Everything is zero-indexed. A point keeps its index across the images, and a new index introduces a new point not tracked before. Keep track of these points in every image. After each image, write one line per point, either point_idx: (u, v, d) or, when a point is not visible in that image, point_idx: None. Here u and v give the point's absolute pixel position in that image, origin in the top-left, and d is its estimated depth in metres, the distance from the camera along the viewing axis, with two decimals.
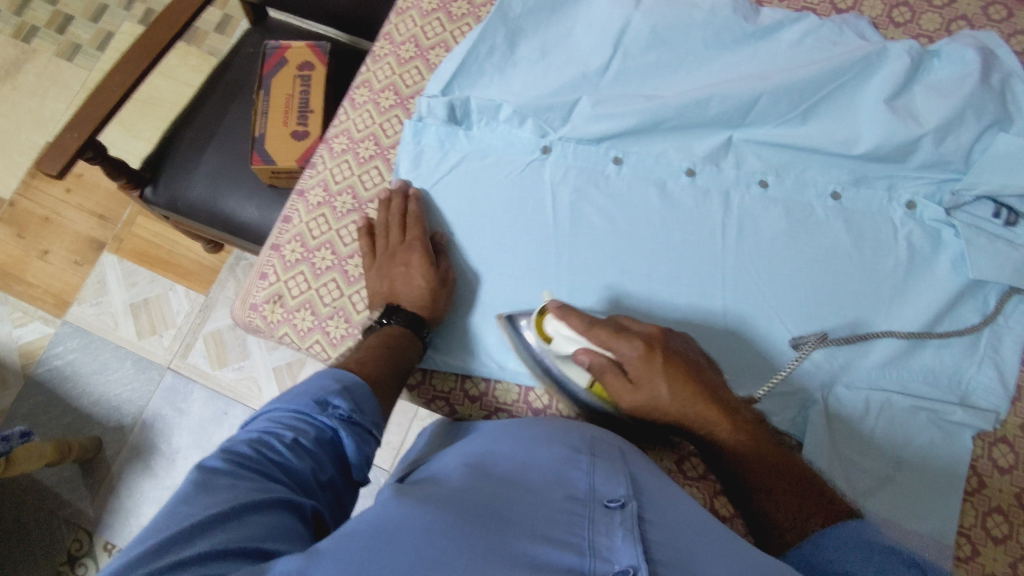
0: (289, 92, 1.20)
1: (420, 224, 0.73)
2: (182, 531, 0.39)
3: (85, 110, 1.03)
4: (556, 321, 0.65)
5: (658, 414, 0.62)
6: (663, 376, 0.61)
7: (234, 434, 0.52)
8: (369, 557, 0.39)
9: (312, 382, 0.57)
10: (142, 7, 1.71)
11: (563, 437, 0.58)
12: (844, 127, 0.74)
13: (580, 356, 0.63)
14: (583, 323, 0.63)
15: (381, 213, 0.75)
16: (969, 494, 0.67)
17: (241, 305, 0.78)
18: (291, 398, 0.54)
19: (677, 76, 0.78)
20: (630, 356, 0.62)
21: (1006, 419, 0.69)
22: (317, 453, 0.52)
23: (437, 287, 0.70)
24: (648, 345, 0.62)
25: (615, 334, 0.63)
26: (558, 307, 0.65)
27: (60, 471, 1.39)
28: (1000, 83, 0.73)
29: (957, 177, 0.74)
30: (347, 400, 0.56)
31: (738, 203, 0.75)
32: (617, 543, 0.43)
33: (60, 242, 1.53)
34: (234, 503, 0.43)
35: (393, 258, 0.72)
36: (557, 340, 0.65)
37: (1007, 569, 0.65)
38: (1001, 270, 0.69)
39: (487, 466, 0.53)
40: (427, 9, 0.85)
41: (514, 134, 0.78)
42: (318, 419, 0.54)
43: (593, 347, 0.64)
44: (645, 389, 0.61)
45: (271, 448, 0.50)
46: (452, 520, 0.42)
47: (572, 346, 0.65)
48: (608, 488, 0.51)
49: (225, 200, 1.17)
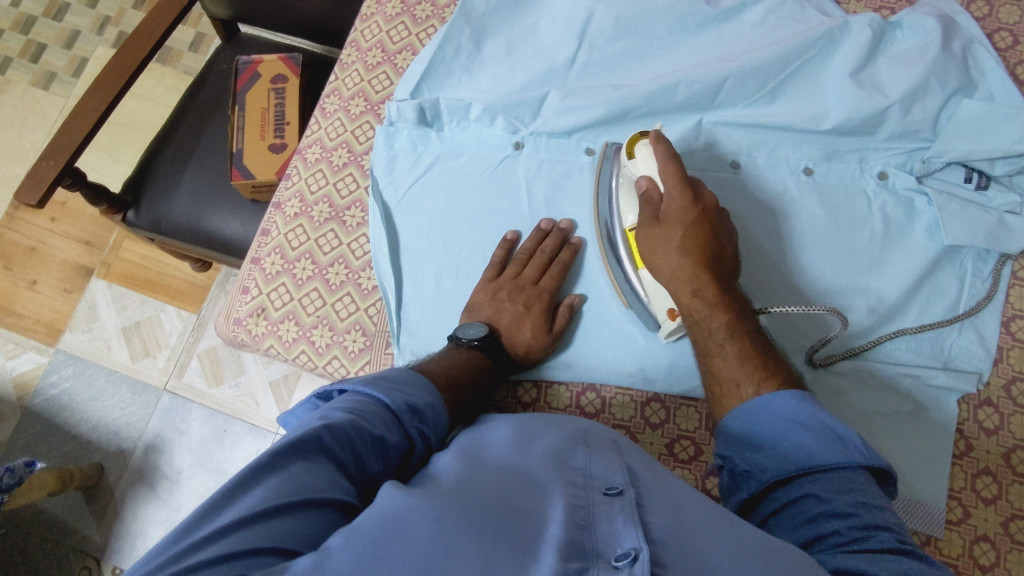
0: (264, 106, 1.21)
1: (560, 281, 0.71)
2: (206, 533, 0.40)
3: (62, 137, 1.03)
4: (647, 147, 0.68)
5: (663, 263, 0.64)
6: (684, 229, 0.63)
7: (326, 410, 0.53)
8: (382, 546, 0.40)
9: (411, 384, 0.59)
10: (114, 30, 1.71)
11: (559, 430, 0.59)
12: (812, 103, 0.75)
13: (640, 181, 0.68)
14: (662, 153, 0.65)
15: (550, 243, 0.72)
16: (957, 458, 0.68)
17: (226, 320, 0.78)
18: (388, 392, 0.56)
19: (644, 64, 0.78)
20: (674, 193, 0.64)
21: (989, 380, 0.70)
22: (389, 457, 0.54)
23: (544, 346, 0.69)
24: (697, 201, 0.64)
25: (682, 175, 0.65)
26: (656, 135, 0.67)
27: (63, 500, 1.39)
28: (962, 50, 0.74)
29: (926, 145, 0.74)
30: (431, 417, 0.58)
31: (713, 185, 0.75)
32: (619, 528, 0.44)
33: (48, 270, 1.53)
34: (267, 501, 0.43)
35: (509, 296, 0.70)
36: (637, 160, 0.69)
37: (1000, 530, 0.65)
38: (974, 234, 0.69)
39: (489, 462, 0.53)
40: (392, 14, 0.86)
41: (485, 132, 0.78)
42: (400, 424, 0.56)
43: (655, 177, 0.67)
44: (666, 229, 0.64)
45: (360, 437, 0.51)
46: (459, 510, 0.44)
47: (642, 170, 0.68)
48: (605, 479, 0.50)
49: (208, 218, 1.17)
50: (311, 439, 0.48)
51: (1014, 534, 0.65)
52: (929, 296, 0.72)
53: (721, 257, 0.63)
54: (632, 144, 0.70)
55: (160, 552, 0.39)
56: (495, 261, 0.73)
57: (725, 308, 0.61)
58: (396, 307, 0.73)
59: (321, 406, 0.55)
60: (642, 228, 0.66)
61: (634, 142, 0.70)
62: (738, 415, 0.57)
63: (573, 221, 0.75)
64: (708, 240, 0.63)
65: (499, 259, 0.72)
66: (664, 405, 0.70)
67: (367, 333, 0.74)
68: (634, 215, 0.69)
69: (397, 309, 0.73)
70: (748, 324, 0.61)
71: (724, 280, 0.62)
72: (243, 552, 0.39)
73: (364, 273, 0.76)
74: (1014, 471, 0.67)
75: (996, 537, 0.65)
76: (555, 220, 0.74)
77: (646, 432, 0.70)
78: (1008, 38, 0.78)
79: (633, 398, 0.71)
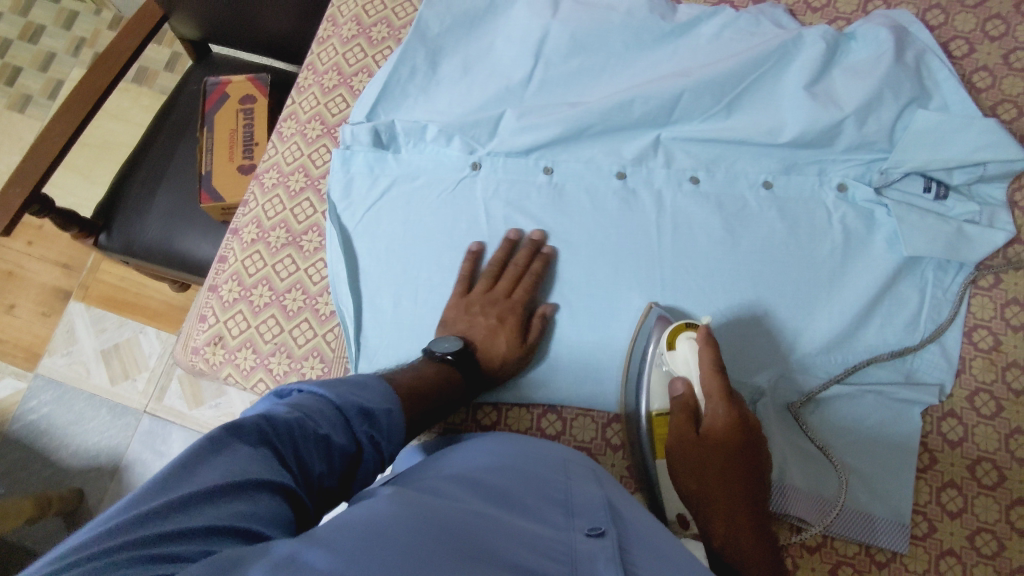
0: (232, 126, 1.23)
1: (533, 292, 0.71)
2: (165, 502, 0.39)
3: (27, 164, 1.02)
4: (692, 344, 0.64)
5: (699, 486, 0.62)
6: (724, 455, 0.61)
7: (272, 406, 0.52)
8: (361, 548, 0.37)
9: (366, 388, 0.58)
10: (89, 52, 1.71)
11: (542, 463, 0.57)
12: (769, 116, 0.74)
13: (677, 383, 0.66)
14: (709, 364, 0.62)
15: (522, 255, 0.72)
16: (921, 472, 0.67)
17: (185, 349, 0.78)
18: (341, 392, 0.56)
19: (601, 81, 0.78)
20: (717, 410, 0.62)
21: (952, 392, 0.70)
22: (333, 459, 0.52)
23: (518, 359, 0.69)
24: (742, 423, 0.62)
25: (726, 391, 0.62)
26: (704, 334, 0.64)
27: (44, 526, 1.38)
28: (915, 60, 0.74)
29: (883, 156, 0.74)
30: (385, 422, 0.57)
31: (671, 201, 0.74)
32: (599, 567, 0.43)
33: (26, 295, 1.53)
34: (233, 479, 0.42)
35: (482, 309, 0.70)
36: (677, 354, 0.65)
37: (966, 544, 0.65)
38: (933, 244, 0.69)
39: (470, 481, 0.52)
40: (348, 36, 0.86)
41: (442, 154, 0.78)
42: (350, 427, 0.54)
43: (695, 382, 0.65)
44: (707, 449, 0.62)
45: (302, 434, 0.50)
46: (438, 526, 0.41)
47: (683, 368, 0.65)
48: (588, 516, 0.49)
49: (179, 240, 1.16)
50: (250, 426, 0.47)
51: (981, 548, 0.64)
52: (891, 308, 0.71)
53: (759, 486, 0.61)
54: (674, 331, 0.66)
55: (111, 517, 0.37)
56: (463, 275, 0.72)
57: (757, 540, 0.59)
58: (354, 333, 0.72)
59: (268, 403, 0.54)
60: (681, 448, 0.63)
61: (677, 330, 0.66)
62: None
63: (542, 232, 0.74)
64: (746, 465, 0.61)
65: (469, 273, 0.72)
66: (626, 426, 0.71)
67: (325, 359, 0.74)
68: (663, 401, 0.67)
69: (356, 335, 0.73)
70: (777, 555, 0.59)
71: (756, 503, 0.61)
72: (207, 527, 0.38)
73: (322, 298, 0.76)
74: (979, 483, 0.66)
75: (962, 551, 0.64)
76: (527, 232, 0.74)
77: (607, 454, 0.70)
78: (964, 46, 0.78)
79: (594, 420, 0.71)
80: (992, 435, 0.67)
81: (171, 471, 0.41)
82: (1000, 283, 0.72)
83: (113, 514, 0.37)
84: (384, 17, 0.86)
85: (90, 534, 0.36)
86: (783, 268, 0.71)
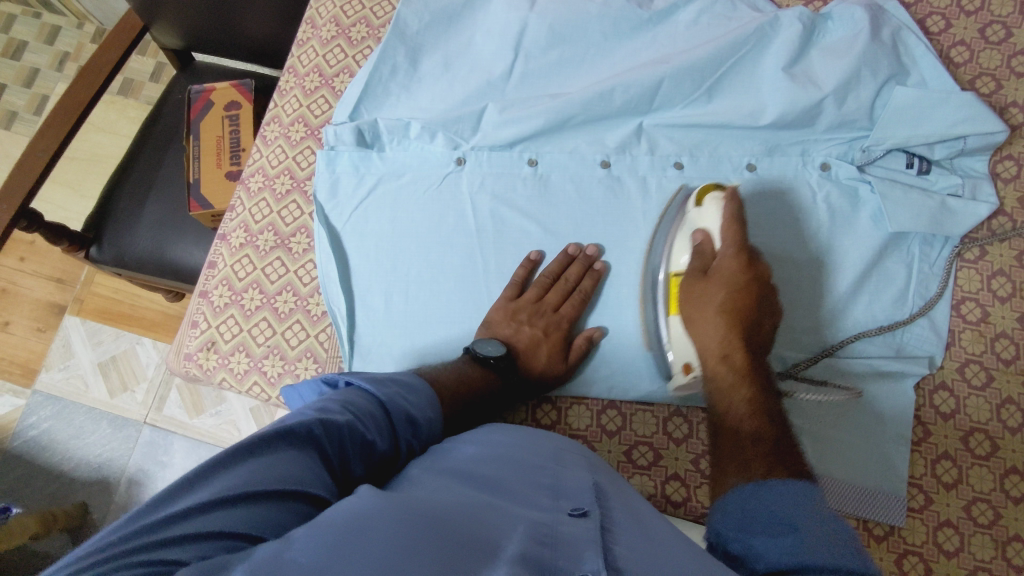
0: (219, 133, 1.23)
1: (580, 310, 0.71)
2: (163, 517, 0.38)
3: (14, 179, 1.02)
4: (718, 200, 0.68)
5: (705, 325, 0.66)
6: (728, 291, 0.65)
7: (326, 402, 0.53)
8: (343, 545, 0.38)
9: (414, 392, 0.60)
10: (73, 66, 1.71)
11: (535, 450, 0.57)
12: (749, 99, 0.74)
13: (698, 234, 0.69)
14: (729, 210, 0.66)
15: (576, 270, 0.71)
16: (915, 445, 0.68)
17: (177, 356, 0.78)
18: (390, 396, 0.57)
19: (581, 71, 0.78)
20: (728, 253, 0.66)
21: (942, 364, 0.70)
22: (372, 461, 0.53)
23: (559, 372, 0.69)
24: (751, 267, 0.65)
25: (741, 239, 0.66)
26: (731, 191, 0.67)
27: (51, 541, 1.38)
28: (891, 38, 0.74)
29: (865, 134, 0.74)
30: (425, 429, 0.58)
31: (656, 187, 0.75)
32: (584, 549, 0.42)
33: (21, 311, 1.53)
34: (257, 483, 0.42)
35: (528, 318, 0.70)
36: (704, 210, 0.69)
37: (962, 514, 0.65)
38: (917, 219, 0.69)
39: (460, 472, 0.52)
40: (327, 37, 0.86)
41: (427, 150, 0.78)
42: (394, 431, 0.55)
43: (713, 235, 0.68)
44: (713, 287, 0.66)
45: (351, 438, 0.51)
46: (423, 517, 0.42)
47: (705, 221, 0.69)
48: (573, 498, 0.50)
49: (171, 249, 1.16)
50: (302, 429, 0.47)
51: (976, 518, 0.65)
52: (879, 284, 0.71)
53: (757, 324, 0.64)
54: (703, 192, 0.70)
55: (112, 533, 0.37)
56: (516, 281, 0.72)
57: (748, 376, 0.61)
58: (347, 333, 0.73)
59: (321, 396, 0.55)
60: (694, 293, 0.67)
61: (706, 191, 0.70)
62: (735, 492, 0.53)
63: (577, 242, 0.73)
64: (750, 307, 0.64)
65: (520, 282, 0.72)
66: (620, 412, 0.71)
67: (319, 359, 0.74)
68: (687, 256, 0.70)
69: (350, 335, 0.73)
70: (770, 398, 0.61)
71: (754, 350, 0.64)
72: (210, 533, 0.38)
73: (313, 299, 0.76)
74: (973, 453, 0.67)
75: (959, 521, 0.65)
76: (583, 246, 0.73)
77: (604, 441, 0.71)
78: (940, 22, 0.78)
79: (588, 407, 0.72)
80: (983, 406, 0.68)
81: (172, 485, 0.40)
82: (986, 255, 0.72)
83: (111, 532, 0.37)
84: (363, 17, 0.86)
85: (110, 536, 0.37)
86: (770, 245, 0.72)
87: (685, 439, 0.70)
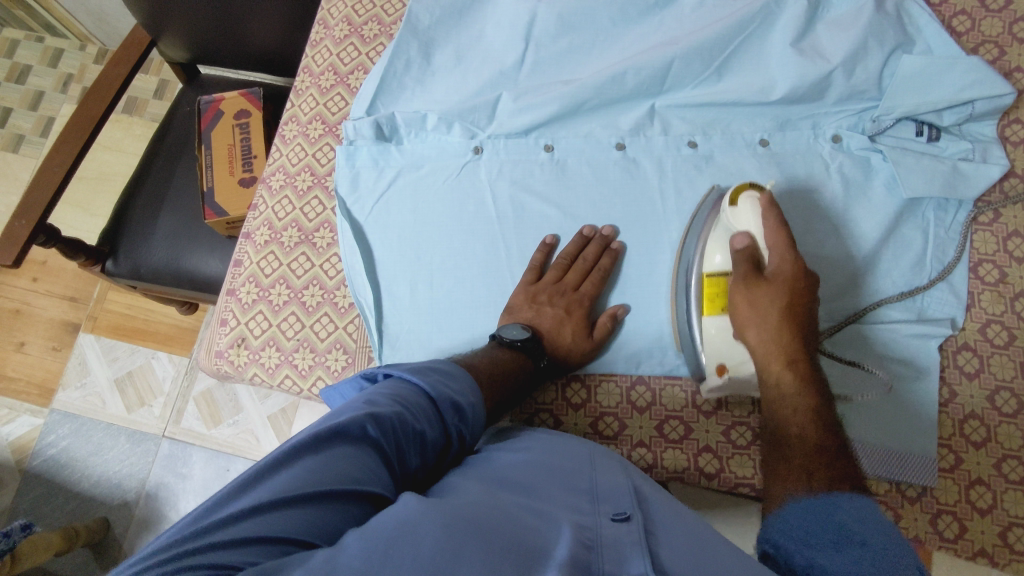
0: (229, 141, 1.24)
1: (600, 288, 0.71)
2: (221, 517, 0.40)
3: (30, 197, 1.02)
4: (754, 203, 0.65)
5: (759, 326, 0.63)
6: (788, 292, 0.62)
7: (375, 396, 0.53)
8: (392, 550, 0.38)
9: (455, 377, 0.59)
10: (78, 87, 1.72)
11: (573, 454, 0.57)
12: (759, 75, 0.76)
13: (739, 238, 0.65)
14: (775, 220, 0.64)
15: (592, 250, 0.72)
16: (942, 407, 0.69)
17: (208, 355, 0.79)
18: (435, 384, 0.57)
19: (592, 57, 0.80)
20: (783, 257, 0.63)
21: (964, 325, 0.71)
22: (426, 452, 0.54)
23: (585, 350, 0.70)
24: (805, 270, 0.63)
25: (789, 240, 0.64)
26: (767, 198, 0.65)
27: (73, 558, 1.38)
28: (895, 8, 0.75)
29: (875, 104, 0.75)
30: (471, 416, 0.58)
31: (671, 165, 0.76)
32: (626, 551, 0.43)
33: (36, 331, 1.54)
34: (309, 484, 0.43)
35: (549, 299, 0.71)
36: (740, 212, 0.66)
37: (993, 471, 0.66)
38: (931, 184, 0.70)
39: (500, 477, 0.52)
40: (340, 37, 0.88)
41: (444, 141, 0.80)
42: (442, 420, 0.56)
43: (757, 238, 0.65)
44: (769, 291, 0.63)
45: (404, 430, 0.51)
46: (466, 518, 0.42)
47: (745, 224, 0.66)
48: (613, 502, 0.49)
49: (186, 258, 1.17)
50: (356, 427, 0.48)
51: (1008, 474, 0.66)
52: (897, 250, 0.72)
53: (810, 324, 0.63)
54: (736, 191, 0.67)
55: (174, 533, 0.39)
56: (534, 265, 0.73)
57: (809, 387, 0.61)
58: (375, 322, 0.74)
59: (367, 391, 0.55)
60: (747, 300, 0.64)
61: (739, 190, 0.67)
62: (793, 506, 0.54)
63: (592, 224, 0.74)
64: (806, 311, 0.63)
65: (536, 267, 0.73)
66: (650, 388, 0.72)
67: (348, 350, 0.75)
68: (722, 256, 0.67)
69: (378, 326, 0.74)
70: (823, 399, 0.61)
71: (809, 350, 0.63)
72: (257, 537, 0.39)
73: (338, 292, 0.78)
74: (1000, 412, 0.68)
75: (990, 479, 0.66)
76: (598, 227, 0.74)
77: (635, 417, 0.72)
78: None
79: (618, 384, 0.73)
80: (1007, 364, 0.69)
81: (231, 485, 0.42)
82: (1000, 217, 0.73)
83: (172, 532, 0.39)
84: (374, 15, 0.88)
85: (170, 537, 0.39)
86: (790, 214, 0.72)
87: (714, 411, 0.71)
